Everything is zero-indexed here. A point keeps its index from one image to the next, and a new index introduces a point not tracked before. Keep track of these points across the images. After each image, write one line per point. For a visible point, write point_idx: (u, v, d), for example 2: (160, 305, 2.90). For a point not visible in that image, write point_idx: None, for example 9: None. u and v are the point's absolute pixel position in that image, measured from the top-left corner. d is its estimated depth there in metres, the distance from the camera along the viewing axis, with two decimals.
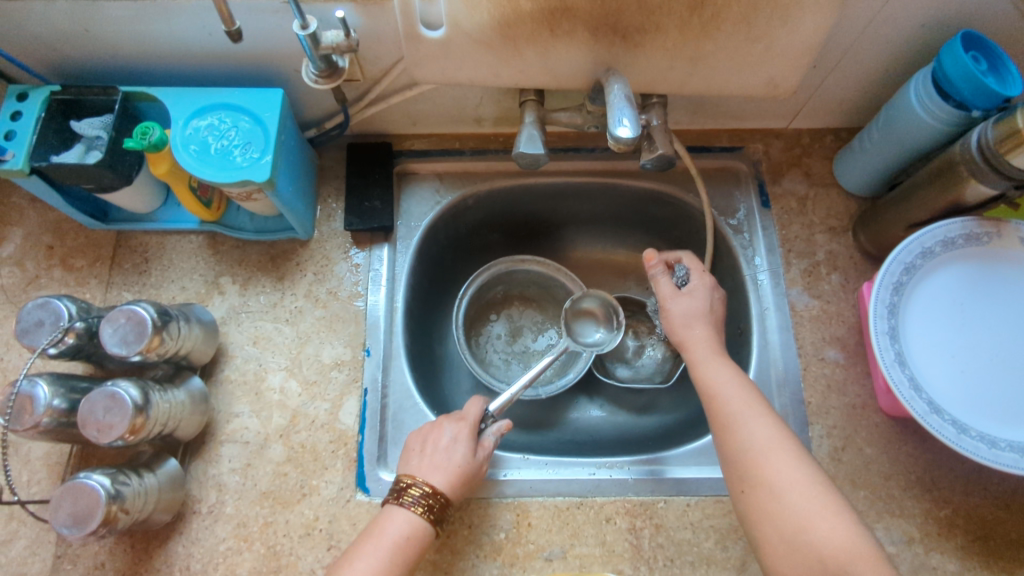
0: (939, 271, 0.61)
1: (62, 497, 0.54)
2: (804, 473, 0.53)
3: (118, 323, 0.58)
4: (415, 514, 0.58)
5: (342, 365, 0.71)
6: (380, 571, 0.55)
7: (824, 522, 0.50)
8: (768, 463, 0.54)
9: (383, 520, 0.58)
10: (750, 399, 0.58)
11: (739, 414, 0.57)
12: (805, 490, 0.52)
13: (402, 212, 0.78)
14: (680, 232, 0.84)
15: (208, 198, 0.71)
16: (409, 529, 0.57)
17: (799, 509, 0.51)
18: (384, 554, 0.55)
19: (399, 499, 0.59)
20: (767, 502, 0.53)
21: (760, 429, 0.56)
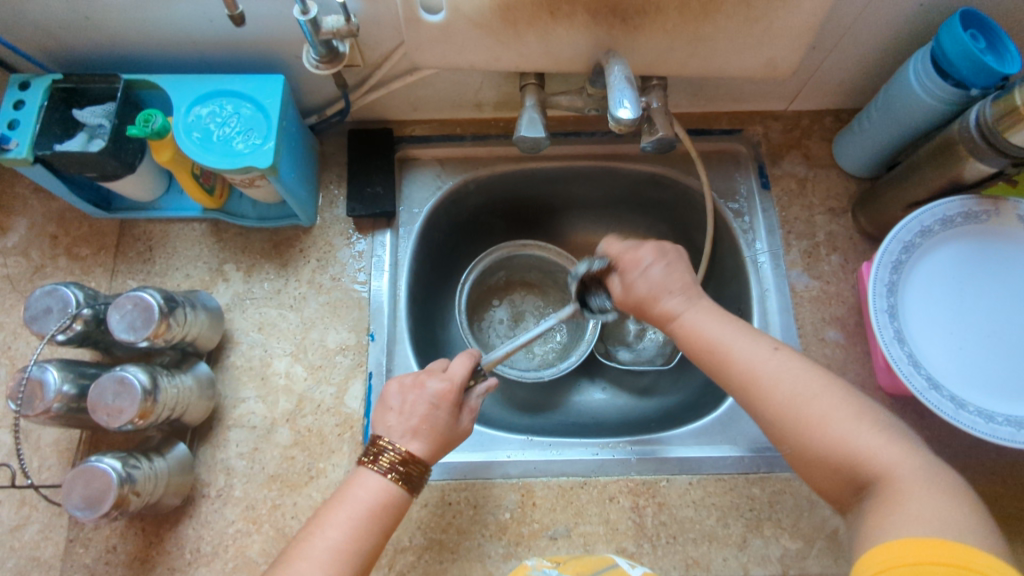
0: (937, 249, 0.61)
1: (75, 480, 0.55)
2: (820, 386, 0.48)
3: (126, 309, 0.59)
4: (387, 478, 0.55)
5: (347, 350, 0.72)
6: (351, 538, 0.51)
7: (844, 426, 0.46)
8: (771, 384, 0.49)
9: (352, 485, 0.54)
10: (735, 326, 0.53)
11: (736, 339, 0.52)
12: (815, 399, 0.48)
13: (404, 197, 0.79)
14: (680, 216, 0.84)
15: (210, 184, 0.71)
16: (381, 493, 0.54)
17: (820, 420, 0.47)
18: (355, 519, 0.52)
19: (371, 461, 0.55)
20: (787, 425, 0.48)
21: (753, 356, 0.51)
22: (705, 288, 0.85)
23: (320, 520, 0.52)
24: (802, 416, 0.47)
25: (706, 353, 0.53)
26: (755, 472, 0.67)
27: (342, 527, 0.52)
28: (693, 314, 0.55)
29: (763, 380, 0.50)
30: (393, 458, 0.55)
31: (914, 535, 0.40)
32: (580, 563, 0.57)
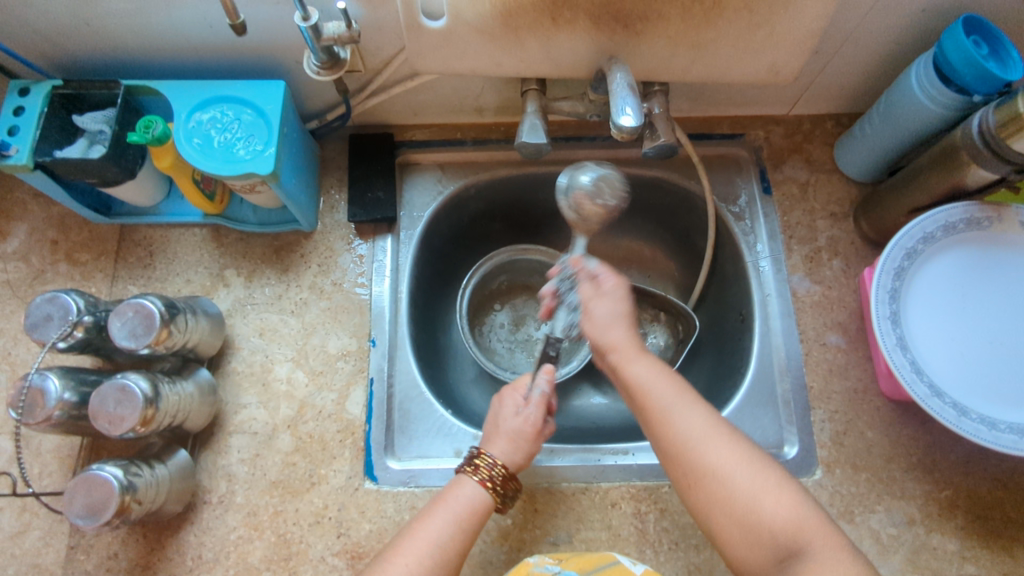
0: (939, 256, 0.61)
1: (76, 488, 0.55)
2: (749, 456, 0.50)
3: (127, 316, 0.58)
4: (487, 490, 0.58)
5: (348, 355, 0.72)
6: (446, 535, 0.54)
7: (774, 500, 0.47)
8: (706, 449, 0.50)
9: (450, 492, 0.57)
10: (672, 383, 0.54)
11: (675, 404, 0.52)
12: (749, 466, 0.49)
13: (405, 202, 0.79)
14: (681, 219, 0.84)
15: (211, 190, 0.71)
16: (479, 500, 0.57)
17: (743, 488, 0.48)
18: (453, 520, 0.55)
19: (471, 469, 0.59)
20: (716, 492, 0.49)
21: (690, 417, 0.51)
22: (707, 291, 0.85)
23: (423, 518, 0.56)
24: (732, 487, 0.48)
25: (648, 413, 0.53)
26: None
27: (440, 522, 0.55)
28: (637, 364, 0.55)
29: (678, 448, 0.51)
30: (494, 471, 0.58)
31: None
32: (582, 559, 0.58)
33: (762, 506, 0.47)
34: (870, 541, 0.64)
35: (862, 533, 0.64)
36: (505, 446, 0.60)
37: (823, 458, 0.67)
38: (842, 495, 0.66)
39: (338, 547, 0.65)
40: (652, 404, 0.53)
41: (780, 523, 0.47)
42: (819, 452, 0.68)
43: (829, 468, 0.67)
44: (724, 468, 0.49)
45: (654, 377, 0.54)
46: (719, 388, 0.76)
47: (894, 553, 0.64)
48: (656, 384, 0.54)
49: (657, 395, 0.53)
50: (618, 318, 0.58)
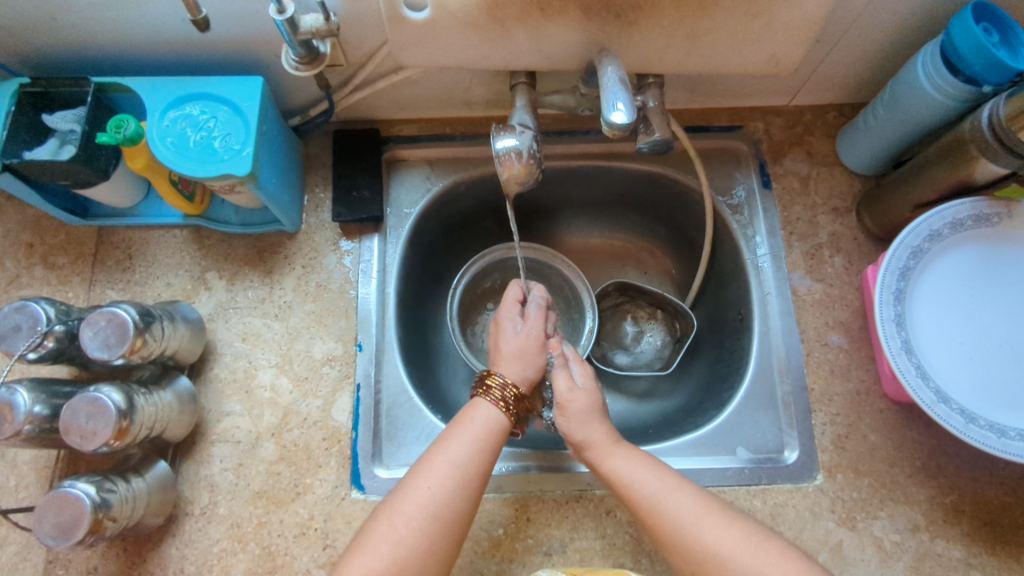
0: (946, 254, 0.58)
1: (47, 506, 0.52)
2: (745, 533, 0.51)
3: (99, 325, 0.56)
4: (499, 408, 0.58)
5: (334, 360, 0.69)
6: (466, 456, 0.55)
7: (778, 570, 0.48)
8: (704, 533, 0.51)
9: (467, 415, 0.58)
10: (656, 471, 0.56)
11: (662, 489, 0.54)
12: (747, 543, 0.50)
13: (392, 200, 0.76)
14: (678, 215, 0.82)
15: (190, 191, 0.69)
16: (494, 420, 0.58)
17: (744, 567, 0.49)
18: (472, 443, 0.56)
19: (484, 391, 0.59)
20: (718, 573, 0.49)
21: (676, 501, 0.53)
22: (705, 288, 0.82)
23: (442, 440, 0.56)
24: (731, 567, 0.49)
25: (636, 505, 0.54)
26: (756, 484, 0.64)
27: (459, 445, 0.55)
28: (619, 458, 0.57)
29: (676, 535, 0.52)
30: (505, 392, 0.59)
31: None
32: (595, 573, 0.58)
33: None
34: (873, 548, 0.62)
35: (865, 540, 0.62)
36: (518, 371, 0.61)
37: (825, 463, 0.65)
38: (844, 500, 0.64)
39: (324, 559, 0.63)
40: (640, 496, 0.54)
41: None
42: (821, 457, 0.65)
43: (831, 473, 0.65)
44: (722, 549, 0.50)
45: (642, 469, 0.56)
46: (717, 389, 0.74)
47: (898, 561, 0.62)
48: (643, 476, 0.55)
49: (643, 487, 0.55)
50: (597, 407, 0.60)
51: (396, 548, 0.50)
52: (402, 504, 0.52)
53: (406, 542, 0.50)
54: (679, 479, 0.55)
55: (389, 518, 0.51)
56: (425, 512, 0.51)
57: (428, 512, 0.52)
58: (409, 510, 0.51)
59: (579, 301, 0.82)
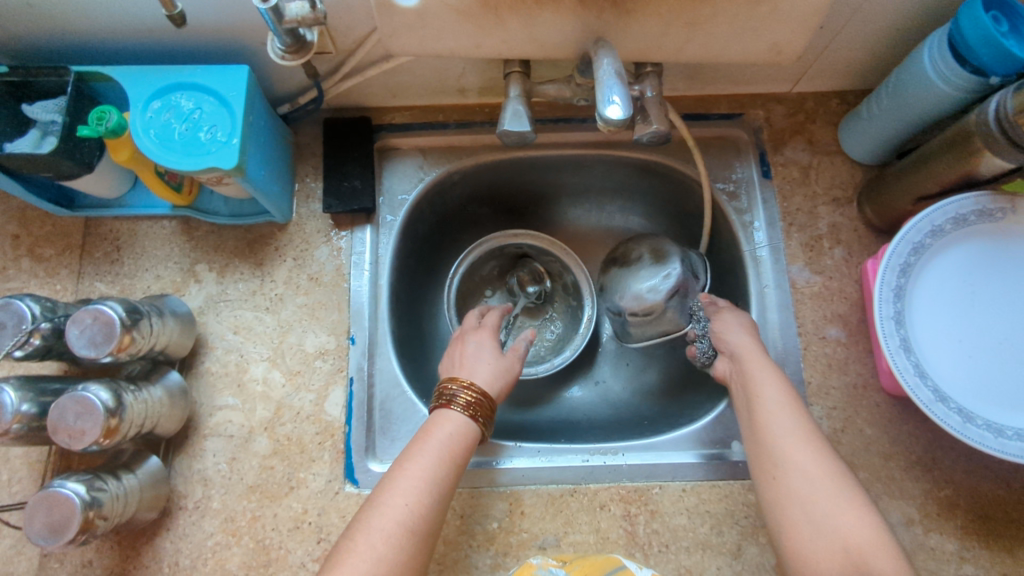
0: (948, 251, 0.57)
1: (37, 507, 0.52)
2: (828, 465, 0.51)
3: (85, 323, 0.55)
4: (467, 415, 0.58)
5: (326, 354, 0.69)
6: (437, 467, 0.54)
7: (848, 516, 0.48)
8: (794, 454, 0.52)
9: (435, 426, 0.57)
10: (785, 392, 0.56)
11: (782, 403, 0.55)
12: (831, 482, 0.50)
13: (384, 190, 0.75)
14: (677, 204, 0.80)
15: (178, 182, 0.67)
16: (464, 428, 0.58)
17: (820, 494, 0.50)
18: (442, 452, 0.55)
19: (449, 400, 0.59)
20: (797, 489, 0.51)
21: (785, 414, 0.54)
22: None
23: (411, 455, 0.55)
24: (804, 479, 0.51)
25: (753, 406, 0.56)
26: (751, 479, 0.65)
27: (430, 457, 0.54)
28: (763, 373, 0.57)
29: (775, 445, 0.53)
30: (469, 399, 0.59)
31: None
32: (587, 563, 0.57)
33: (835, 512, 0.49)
34: None
35: None
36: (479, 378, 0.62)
37: None
38: None
39: (318, 553, 0.63)
40: (761, 400, 0.56)
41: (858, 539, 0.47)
42: None
43: None
44: (811, 474, 0.51)
45: (769, 382, 0.57)
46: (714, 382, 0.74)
47: None
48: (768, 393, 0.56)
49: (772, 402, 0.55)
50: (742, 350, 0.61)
51: (375, 566, 0.48)
52: (379, 521, 0.50)
53: (386, 558, 0.48)
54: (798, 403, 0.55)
55: (365, 535, 0.49)
56: (402, 527, 0.50)
57: (403, 527, 0.50)
58: (386, 525, 0.50)
59: (578, 289, 0.83)
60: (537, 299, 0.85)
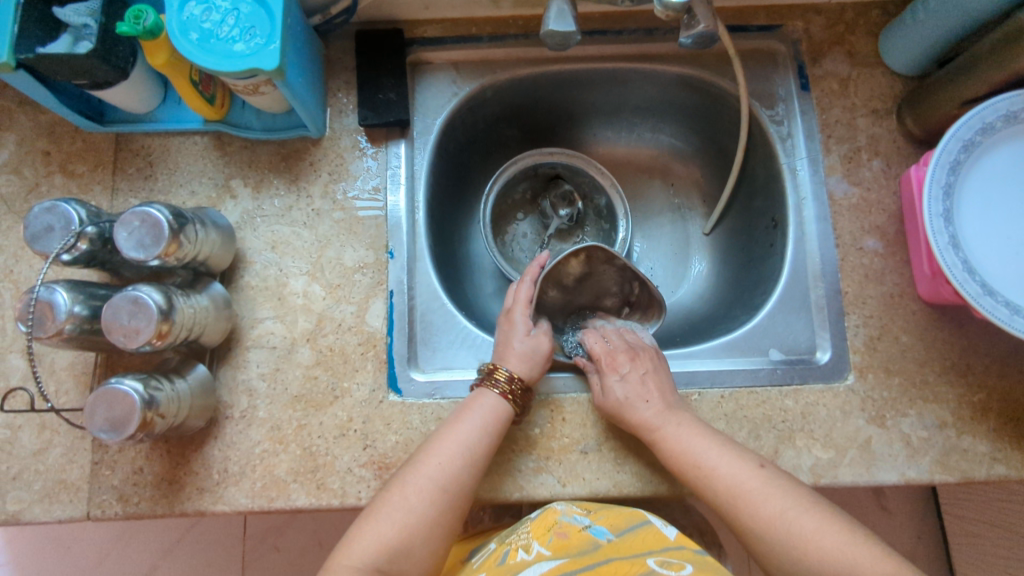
0: (996, 149, 0.56)
1: (96, 402, 0.53)
2: (801, 503, 0.52)
3: (132, 226, 0.55)
4: (508, 399, 0.59)
5: (366, 267, 0.69)
6: (479, 440, 0.57)
7: (833, 539, 0.49)
8: (754, 497, 0.53)
9: (476, 401, 0.59)
10: (713, 442, 0.57)
11: (713, 449, 0.57)
12: (799, 513, 0.52)
13: (418, 105, 0.74)
14: (711, 121, 0.80)
15: (211, 93, 0.66)
16: (503, 404, 0.59)
17: (830, 539, 0.49)
18: (482, 426, 0.57)
19: (489, 382, 0.60)
20: (764, 536, 0.52)
21: (735, 470, 0.55)
22: (735, 198, 0.82)
23: (452, 424, 0.58)
24: (801, 524, 0.51)
25: (685, 469, 0.57)
26: (789, 384, 0.66)
27: (468, 430, 0.57)
28: (677, 427, 0.59)
29: (726, 494, 0.54)
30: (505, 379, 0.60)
31: None
32: (612, 512, 0.58)
33: (816, 548, 0.49)
34: (900, 444, 0.64)
35: (893, 437, 0.64)
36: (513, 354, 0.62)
37: (856, 364, 0.66)
38: (875, 399, 0.65)
39: (364, 459, 0.64)
40: (688, 466, 0.57)
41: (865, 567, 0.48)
42: (852, 357, 0.66)
43: (862, 373, 0.66)
44: (784, 514, 0.52)
45: (692, 433, 0.58)
46: (749, 298, 0.75)
47: (924, 456, 0.63)
48: (694, 445, 0.57)
49: (699, 455, 0.57)
50: (628, 404, 0.61)
51: (405, 517, 0.52)
52: (414, 477, 0.54)
53: (414, 513, 0.52)
54: (733, 446, 0.57)
55: (402, 488, 0.54)
56: (434, 484, 0.53)
57: (438, 487, 0.54)
58: (420, 482, 0.53)
59: (612, 211, 0.83)
60: (570, 220, 0.85)
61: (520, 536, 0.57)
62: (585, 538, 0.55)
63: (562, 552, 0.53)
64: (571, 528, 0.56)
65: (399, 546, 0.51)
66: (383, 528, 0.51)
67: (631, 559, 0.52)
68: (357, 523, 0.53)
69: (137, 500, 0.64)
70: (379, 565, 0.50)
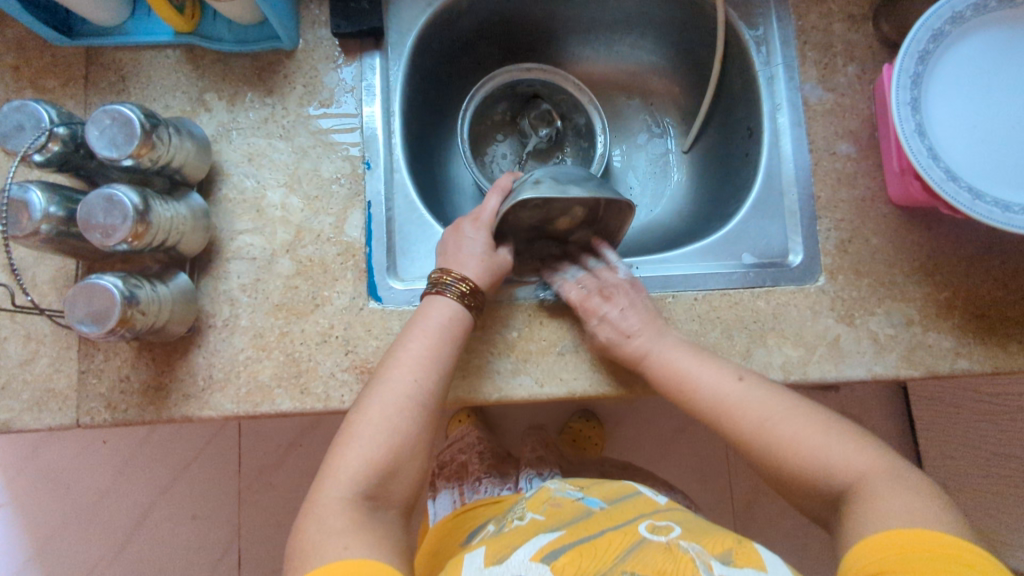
0: (966, 39, 0.57)
1: (77, 296, 0.54)
2: (789, 406, 0.55)
3: (104, 124, 0.55)
4: (454, 298, 0.60)
5: (343, 179, 0.69)
6: (435, 350, 0.58)
7: (832, 449, 0.52)
8: (749, 407, 0.56)
9: (428, 310, 0.60)
10: (693, 351, 0.60)
11: (700, 359, 0.60)
12: (790, 417, 0.54)
13: (392, 16, 0.74)
14: (689, 34, 0.79)
15: (180, 2, 0.65)
16: (452, 312, 0.60)
17: (809, 443, 0.52)
18: (438, 334, 0.58)
19: (439, 289, 0.61)
20: (769, 446, 0.54)
21: (720, 383, 0.58)
22: (713, 113, 0.82)
23: (405, 338, 0.58)
24: (781, 431, 0.53)
25: (668, 381, 0.60)
26: (761, 286, 0.67)
27: (426, 340, 0.58)
28: (678, 349, 0.60)
29: (736, 402, 0.56)
30: (455, 283, 0.60)
31: (891, 527, 0.45)
32: (605, 489, 0.64)
33: (822, 452, 0.52)
34: (868, 341, 0.65)
35: (861, 334, 0.66)
36: (460, 259, 0.62)
37: (827, 266, 0.67)
38: (844, 299, 0.66)
39: (346, 363, 0.66)
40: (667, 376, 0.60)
41: (849, 466, 0.51)
42: (823, 260, 0.67)
43: (833, 274, 0.67)
44: (782, 425, 0.54)
45: (672, 346, 0.61)
46: (723, 209, 0.76)
47: (891, 352, 0.65)
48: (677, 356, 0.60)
49: (682, 368, 0.59)
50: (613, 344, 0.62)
51: (390, 437, 0.53)
52: (388, 397, 0.55)
53: (396, 431, 0.54)
54: (710, 355, 0.60)
55: (371, 407, 0.54)
56: (406, 398, 0.55)
57: (412, 401, 0.55)
58: (397, 401, 0.55)
59: (590, 129, 0.83)
60: (549, 140, 0.85)
61: (516, 509, 0.61)
62: (579, 506, 0.59)
63: (556, 516, 0.57)
64: (564, 500, 0.61)
65: (386, 464, 0.53)
66: (369, 452, 0.52)
67: (623, 528, 0.55)
68: (336, 445, 0.54)
69: (126, 407, 0.65)
70: (371, 487, 0.52)
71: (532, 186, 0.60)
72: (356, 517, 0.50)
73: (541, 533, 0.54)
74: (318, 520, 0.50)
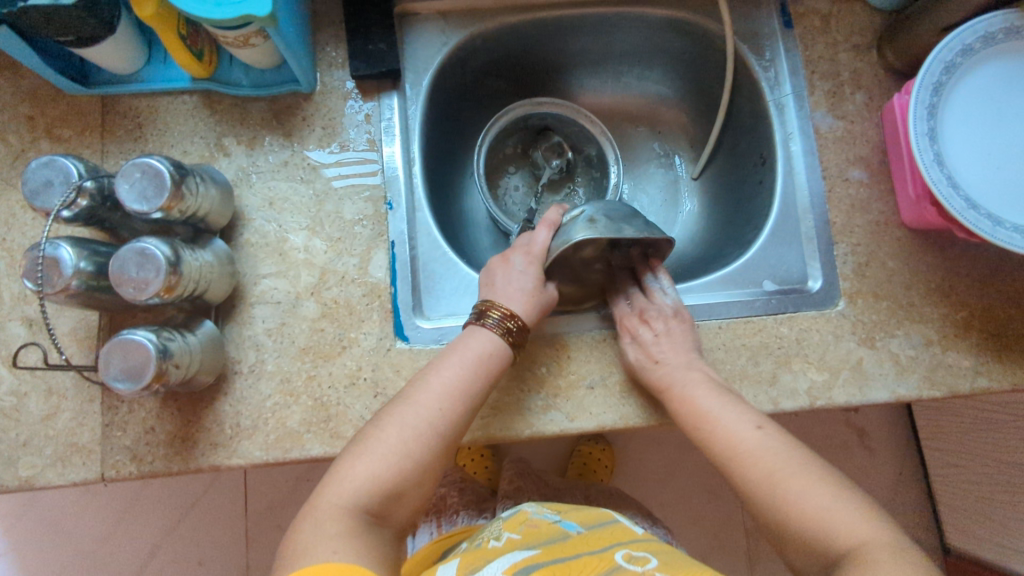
0: (977, 71, 0.59)
1: (112, 352, 0.53)
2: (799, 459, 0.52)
3: (134, 178, 0.54)
4: (497, 333, 0.59)
5: (366, 220, 0.69)
6: (468, 380, 0.57)
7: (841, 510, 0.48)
8: (759, 454, 0.53)
9: (467, 339, 0.59)
10: (718, 395, 0.58)
11: (724, 404, 0.58)
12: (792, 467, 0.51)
13: (408, 56, 0.75)
14: (697, 65, 0.81)
15: (199, 49, 0.65)
16: (491, 345, 0.59)
17: (813, 501, 0.49)
18: (473, 364, 0.58)
19: (482, 322, 0.60)
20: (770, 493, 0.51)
21: (733, 425, 0.56)
22: (722, 139, 0.84)
23: (439, 363, 0.58)
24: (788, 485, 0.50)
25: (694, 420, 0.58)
26: (783, 312, 0.68)
27: (456, 370, 0.57)
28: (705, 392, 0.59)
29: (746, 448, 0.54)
30: (502, 316, 0.60)
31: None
32: (583, 512, 0.63)
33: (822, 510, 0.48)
34: (890, 363, 0.66)
35: (882, 356, 0.67)
36: (506, 294, 0.61)
37: (846, 290, 0.68)
38: (865, 322, 0.67)
39: (375, 406, 0.65)
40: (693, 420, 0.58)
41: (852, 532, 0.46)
42: (842, 285, 0.69)
43: (852, 298, 0.68)
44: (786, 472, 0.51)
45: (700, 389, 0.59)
46: (739, 236, 0.78)
47: (913, 372, 0.66)
48: (705, 399, 0.58)
49: (706, 409, 0.58)
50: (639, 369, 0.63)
51: (404, 458, 0.52)
52: (410, 418, 0.54)
53: (412, 454, 0.53)
54: (735, 399, 0.58)
55: (392, 424, 0.54)
56: (429, 425, 0.54)
57: (433, 429, 0.54)
58: (417, 424, 0.54)
59: (602, 159, 0.84)
60: (561, 171, 0.86)
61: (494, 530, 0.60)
62: (556, 529, 0.58)
63: (534, 537, 0.56)
64: (542, 522, 0.59)
65: (392, 483, 0.52)
66: (377, 469, 0.51)
67: (599, 555, 0.55)
68: (346, 456, 0.53)
69: (151, 459, 0.64)
70: (372, 504, 0.51)
71: (586, 224, 0.63)
72: (352, 527, 0.48)
73: (515, 550, 0.54)
74: (314, 523, 0.48)
